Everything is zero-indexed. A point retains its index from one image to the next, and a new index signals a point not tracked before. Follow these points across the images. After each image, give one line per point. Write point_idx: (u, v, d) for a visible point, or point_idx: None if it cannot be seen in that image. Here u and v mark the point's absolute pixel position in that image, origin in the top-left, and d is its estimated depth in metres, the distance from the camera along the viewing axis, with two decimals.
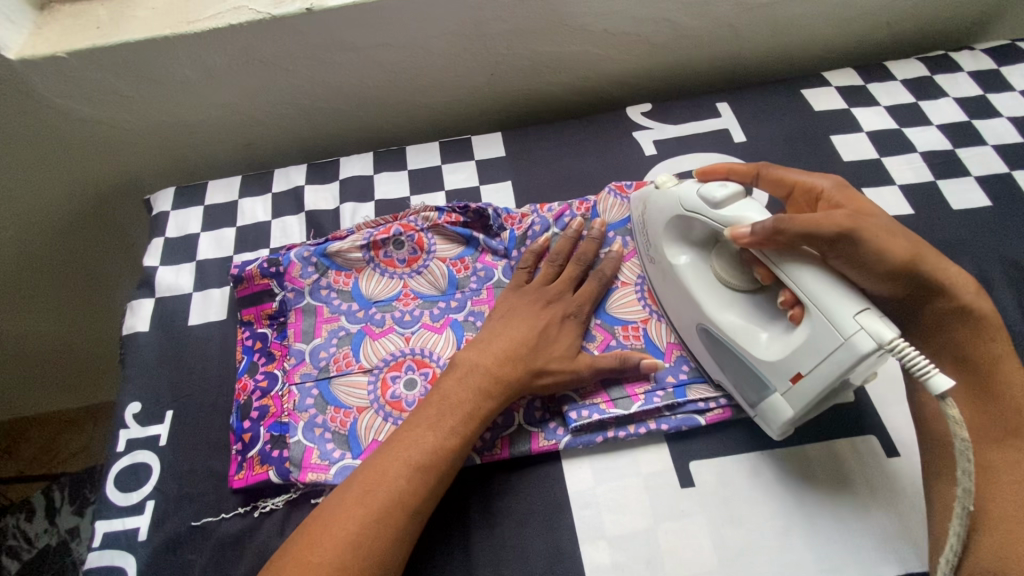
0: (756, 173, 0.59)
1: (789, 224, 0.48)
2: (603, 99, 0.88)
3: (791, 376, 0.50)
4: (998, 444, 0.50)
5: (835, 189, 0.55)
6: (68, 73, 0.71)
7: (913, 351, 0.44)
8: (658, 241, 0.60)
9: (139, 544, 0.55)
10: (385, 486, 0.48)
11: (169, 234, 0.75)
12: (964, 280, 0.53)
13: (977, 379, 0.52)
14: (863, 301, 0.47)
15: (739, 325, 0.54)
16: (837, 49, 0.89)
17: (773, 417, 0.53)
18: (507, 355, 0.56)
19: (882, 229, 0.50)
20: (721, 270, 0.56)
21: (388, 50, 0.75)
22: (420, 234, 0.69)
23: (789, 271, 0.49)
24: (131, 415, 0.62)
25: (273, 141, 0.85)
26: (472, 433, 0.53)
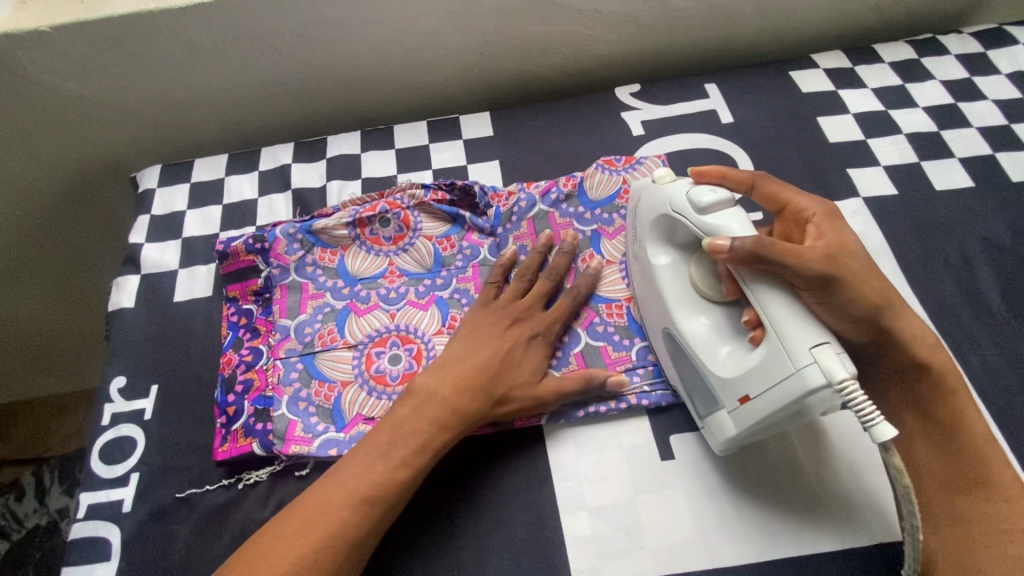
0: (752, 182, 0.55)
1: (767, 249, 0.46)
2: (592, 80, 0.88)
3: (738, 398, 0.49)
4: (962, 495, 0.49)
5: (824, 218, 0.52)
6: (51, 48, 0.71)
7: (858, 393, 0.43)
8: (643, 236, 0.59)
9: (123, 515, 0.55)
10: (327, 516, 0.47)
11: (154, 211, 0.74)
12: (924, 331, 0.52)
13: (938, 431, 0.50)
14: (826, 335, 0.45)
15: (702, 335, 0.53)
16: (826, 31, 0.88)
17: (718, 432, 0.52)
18: (472, 372, 0.55)
19: (852, 273, 0.48)
20: (696, 279, 0.55)
21: (374, 28, 0.74)
22: (406, 212, 0.69)
23: (758, 293, 0.48)
24: (116, 390, 0.62)
25: (260, 121, 0.85)
26: (424, 466, 0.51)
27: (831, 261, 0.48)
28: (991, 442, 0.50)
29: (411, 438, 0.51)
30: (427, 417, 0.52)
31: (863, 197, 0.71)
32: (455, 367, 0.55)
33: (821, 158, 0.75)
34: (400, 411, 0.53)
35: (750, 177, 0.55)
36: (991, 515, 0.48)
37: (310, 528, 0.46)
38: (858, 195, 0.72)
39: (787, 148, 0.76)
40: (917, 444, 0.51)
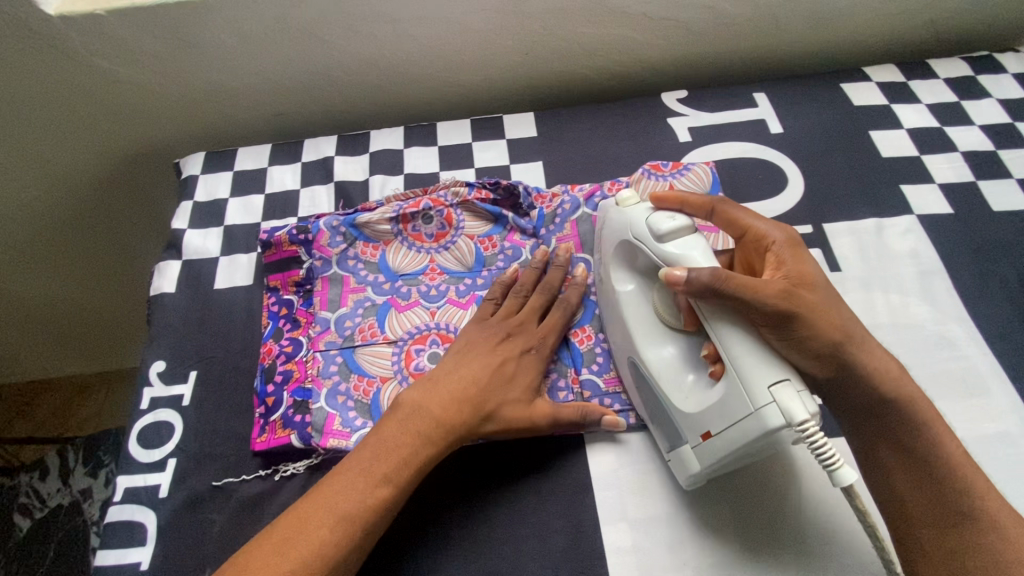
0: (711, 208, 0.54)
1: (724, 282, 0.45)
2: (636, 85, 0.87)
3: (701, 433, 0.48)
4: (953, 528, 0.45)
5: (784, 246, 0.51)
6: (104, 31, 0.71)
7: (819, 433, 0.42)
8: (608, 263, 0.58)
9: (160, 501, 0.55)
10: (308, 536, 0.45)
11: (197, 198, 0.75)
12: (886, 364, 0.49)
13: (914, 464, 0.47)
14: (786, 372, 0.44)
15: (666, 365, 0.52)
16: (878, 45, 0.87)
17: (681, 467, 0.51)
18: (460, 388, 0.53)
19: (810, 306, 0.46)
20: (659, 309, 0.54)
21: (424, 24, 0.74)
22: (449, 209, 0.68)
23: (718, 330, 0.46)
24: (156, 373, 0.62)
25: (303, 112, 0.85)
26: (407, 484, 0.49)
27: (787, 293, 0.46)
28: (974, 470, 0.47)
29: (396, 452, 0.49)
30: (413, 432, 0.50)
31: (917, 215, 0.69)
32: (445, 380, 0.53)
33: (873, 173, 0.73)
34: (387, 424, 0.51)
35: (709, 202, 0.54)
36: (988, 549, 0.44)
37: (291, 547, 0.45)
38: (912, 212, 0.70)
39: (838, 161, 0.74)
40: (898, 480, 0.47)
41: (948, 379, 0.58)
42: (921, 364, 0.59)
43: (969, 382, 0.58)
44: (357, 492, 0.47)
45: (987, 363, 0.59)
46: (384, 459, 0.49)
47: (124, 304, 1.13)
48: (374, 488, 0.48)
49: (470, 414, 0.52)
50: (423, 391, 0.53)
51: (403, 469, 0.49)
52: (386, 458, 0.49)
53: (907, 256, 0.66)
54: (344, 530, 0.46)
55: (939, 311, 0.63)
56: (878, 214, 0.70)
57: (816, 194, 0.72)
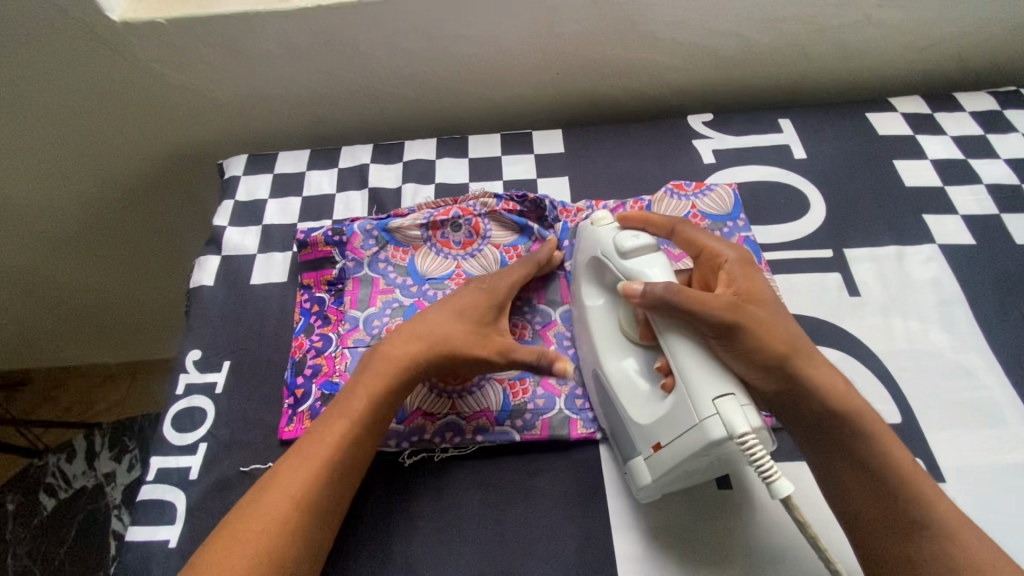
0: (671, 228, 0.57)
1: (677, 295, 0.47)
2: (663, 107, 0.90)
3: (652, 444, 0.50)
4: (909, 538, 0.46)
5: (736, 264, 0.54)
6: (162, 37, 0.76)
7: (759, 446, 0.43)
8: (578, 279, 0.61)
9: (190, 482, 0.57)
10: (284, 483, 0.47)
11: (238, 197, 0.78)
12: (832, 378, 0.50)
13: (867, 476, 0.48)
14: (732, 386, 0.45)
15: (626, 377, 0.54)
16: (906, 76, 0.88)
17: (635, 478, 0.52)
18: (418, 328, 0.55)
19: (757, 320, 0.48)
20: (624, 324, 0.55)
21: (462, 41, 0.77)
22: (478, 218, 0.70)
23: (670, 342, 0.48)
24: (192, 361, 0.65)
25: (341, 121, 0.89)
26: (365, 420, 0.51)
27: (734, 305, 0.48)
28: (926, 481, 0.48)
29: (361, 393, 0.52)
30: (372, 371, 0.53)
31: (939, 244, 0.70)
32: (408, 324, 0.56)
33: (895, 201, 0.74)
34: (356, 374, 0.54)
35: (670, 223, 0.57)
36: (942, 557, 0.45)
37: (270, 492, 0.47)
38: (934, 242, 0.70)
39: (860, 188, 0.75)
40: (856, 493, 0.48)
41: (965, 408, 0.59)
42: (938, 391, 0.59)
43: (986, 412, 0.58)
44: (325, 438, 0.50)
45: (1005, 395, 0.59)
46: (348, 404, 0.51)
47: (165, 293, 1.21)
48: (340, 425, 0.50)
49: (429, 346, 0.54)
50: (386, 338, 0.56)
51: (364, 412, 0.51)
52: (350, 402, 0.51)
53: (927, 284, 0.67)
54: (310, 468, 0.48)
55: (958, 340, 0.63)
56: (899, 242, 0.70)
57: (838, 219, 0.73)
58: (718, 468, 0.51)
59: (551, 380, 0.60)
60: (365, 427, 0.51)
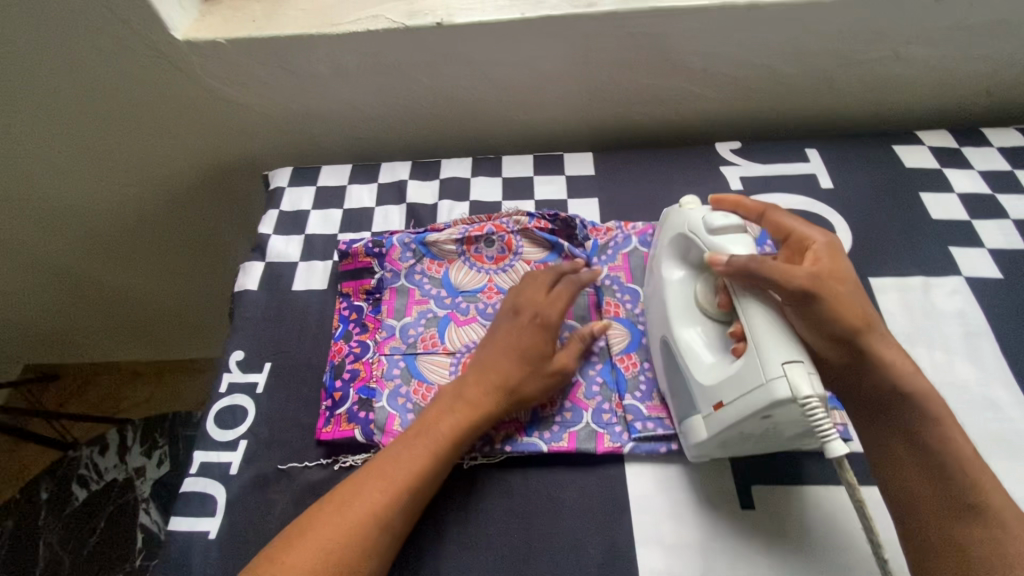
0: (761, 212, 0.59)
1: (762, 267, 0.51)
2: (691, 133, 0.92)
3: (714, 403, 0.51)
4: (961, 521, 0.48)
5: (824, 247, 0.55)
6: (220, 56, 0.80)
7: (821, 412, 0.45)
8: (662, 253, 0.63)
9: (230, 477, 0.60)
10: (363, 503, 0.49)
11: (283, 207, 0.82)
12: (898, 357, 0.53)
13: (924, 454, 0.51)
14: (800, 354, 0.47)
15: (691, 345, 0.56)
16: (933, 110, 0.89)
17: (692, 435, 0.54)
18: (490, 371, 0.57)
19: (840, 297, 0.52)
20: (700, 294, 0.57)
21: (501, 67, 0.81)
22: (510, 235, 0.73)
23: (745, 306, 0.51)
24: (235, 361, 0.68)
25: (381, 137, 0.93)
26: (445, 454, 0.53)
27: (817, 281, 0.51)
28: (979, 465, 0.50)
29: (436, 427, 0.54)
30: (451, 413, 0.55)
31: (965, 276, 0.71)
32: (477, 369, 0.57)
33: (921, 233, 0.75)
34: (433, 411, 0.55)
35: (761, 207, 0.59)
36: (992, 541, 0.47)
37: (348, 510, 0.48)
38: (959, 274, 0.71)
39: (886, 219, 0.77)
40: (910, 470, 0.51)
41: (990, 441, 0.59)
42: (963, 422, 0.60)
43: (1012, 445, 0.59)
44: (404, 463, 0.52)
45: None
46: (427, 434, 0.53)
47: (202, 293, 1.28)
48: (423, 456, 0.52)
49: (499, 390, 0.56)
50: (459, 381, 0.57)
51: (444, 442, 0.53)
52: (428, 434, 0.53)
53: (953, 316, 0.67)
54: (391, 494, 0.50)
55: (983, 372, 0.63)
56: (925, 273, 0.71)
57: (863, 248, 0.74)
58: (770, 438, 0.53)
59: (579, 394, 0.62)
60: (442, 455, 0.53)
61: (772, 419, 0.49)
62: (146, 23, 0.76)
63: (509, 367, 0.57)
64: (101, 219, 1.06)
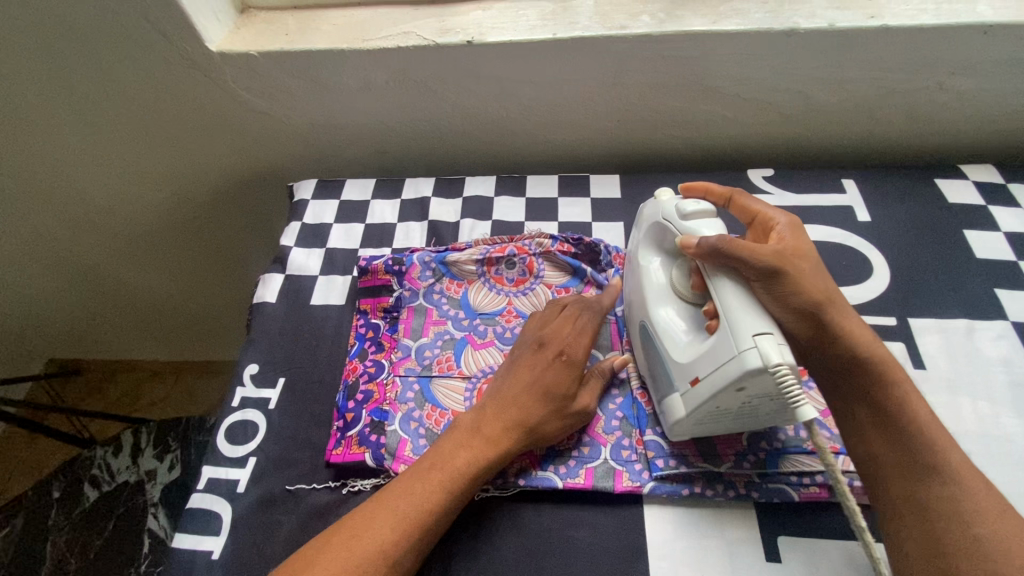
0: (728, 198, 0.60)
1: (729, 245, 0.49)
2: (722, 159, 0.90)
3: (690, 379, 0.51)
4: (919, 480, 0.46)
5: (787, 227, 0.55)
6: (250, 68, 0.81)
7: (792, 381, 0.44)
8: (639, 242, 0.63)
9: (237, 495, 0.59)
10: (374, 536, 0.47)
11: (305, 220, 0.82)
12: (859, 328, 0.52)
13: (887, 424, 0.49)
14: (771, 326, 0.46)
15: (667, 327, 0.56)
16: (979, 143, 0.86)
17: (670, 414, 0.54)
18: (509, 406, 0.55)
19: (800, 268, 0.51)
20: (676, 279, 0.58)
21: (530, 86, 0.80)
22: (532, 258, 0.72)
23: (717, 285, 0.50)
24: (249, 375, 0.67)
25: (406, 152, 0.93)
26: (460, 492, 0.51)
27: (777, 255, 0.50)
28: (943, 433, 0.48)
29: (452, 462, 0.52)
30: (467, 448, 0.52)
31: (1013, 321, 0.66)
32: (496, 401, 0.56)
33: (964, 273, 0.71)
34: (447, 442, 0.53)
35: (728, 193, 0.60)
36: (949, 500, 0.45)
37: (358, 543, 0.47)
38: (1007, 318, 0.67)
39: (926, 257, 0.73)
40: (873, 436, 0.49)
41: None
42: (1010, 480, 0.56)
43: None
44: (416, 498, 0.49)
45: None
46: (441, 468, 0.51)
47: (223, 298, 1.29)
48: (436, 490, 0.50)
49: (518, 426, 0.54)
50: (477, 413, 0.55)
51: (459, 478, 0.51)
52: (442, 467, 0.51)
53: (999, 364, 0.63)
54: (404, 530, 0.48)
55: None
56: (968, 315, 0.68)
57: (902, 287, 0.71)
58: (747, 414, 0.52)
59: (598, 428, 0.60)
60: (458, 492, 0.51)
61: (746, 393, 0.48)
62: (181, 34, 0.77)
63: (531, 403, 0.55)
64: (129, 222, 1.07)
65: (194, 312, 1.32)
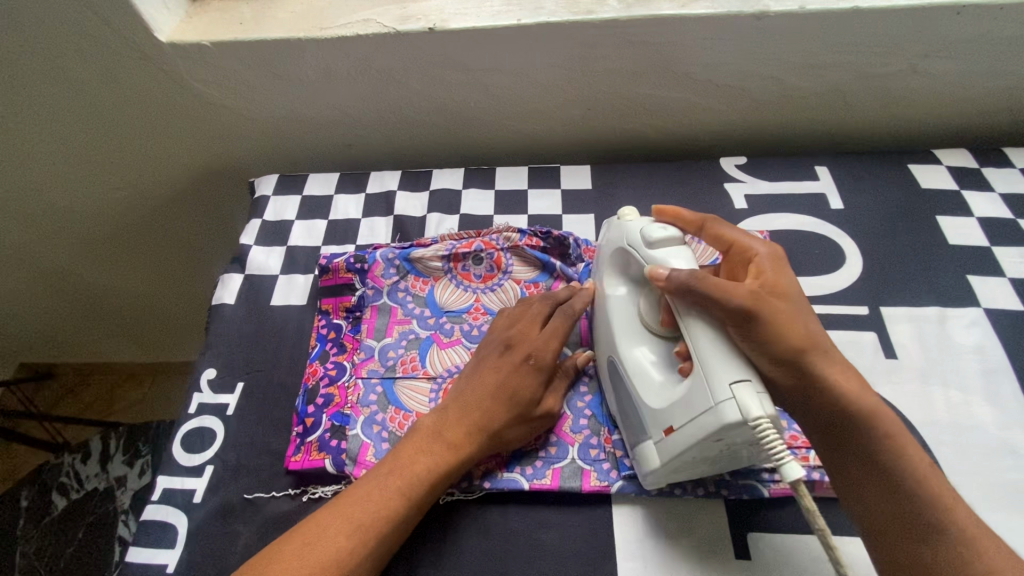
0: (700, 225, 0.57)
1: (699, 282, 0.47)
2: (695, 146, 0.88)
3: (664, 429, 0.49)
4: (917, 542, 0.45)
5: (767, 259, 0.52)
6: (204, 59, 0.77)
7: (773, 432, 0.42)
8: (604, 268, 0.61)
9: (193, 506, 0.57)
10: (326, 543, 0.46)
11: (266, 217, 0.79)
12: (842, 375, 0.48)
13: (878, 474, 0.47)
14: (748, 373, 0.44)
15: (640, 364, 0.53)
16: (953, 127, 0.85)
17: (644, 464, 0.52)
18: (471, 411, 0.54)
19: (778, 311, 0.47)
20: (643, 311, 0.55)
21: (496, 74, 0.77)
22: (500, 253, 0.70)
23: (690, 327, 0.48)
24: (207, 380, 0.65)
25: (372, 145, 0.90)
26: (417, 498, 0.50)
27: (752, 295, 0.47)
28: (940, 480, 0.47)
29: (411, 467, 0.51)
30: (426, 451, 0.52)
31: (984, 308, 0.66)
32: (457, 404, 0.54)
33: (937, 260, 0.70)
34: (405, 445, 0.53)
35: (700, 220, 0.57)
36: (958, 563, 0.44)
37: (311, 553, 0.46)
38: (978, 305, 0.66)
39: (898, 244, 0.72)
40: (861, 492, 0.47)
41: (1010, 492, 0.54)
42: (978, 471, 0.55)
43: None
44: (373, 502, 0.49)
45: None
46: (400, 474, 0.50)
47: (193, 298, 1.26)
48: (391, 498, 0.49)
49: (478, 433, 0.53)
50: (439, 416, 0.54)
51: (418, 484, 0.50)
52: (401, 473, 0.50)
53: (970, 351, 0.63)
54: (359, 537, 0.47)
55: (1003, 414, 0.58)
56: (940, 303, 0.67)
57: (874, 275, 0.70)
58: (728, 465, 0.49)
59: (565, 427, 0.58)
60: (417, 497, 0.50)
61: (724, 445, 0.46)
62: (128, 25, 0.74)
63: (494, 408, 0.54)
64: (88, 222, 1.03)
65: (164, 312, 1.28)
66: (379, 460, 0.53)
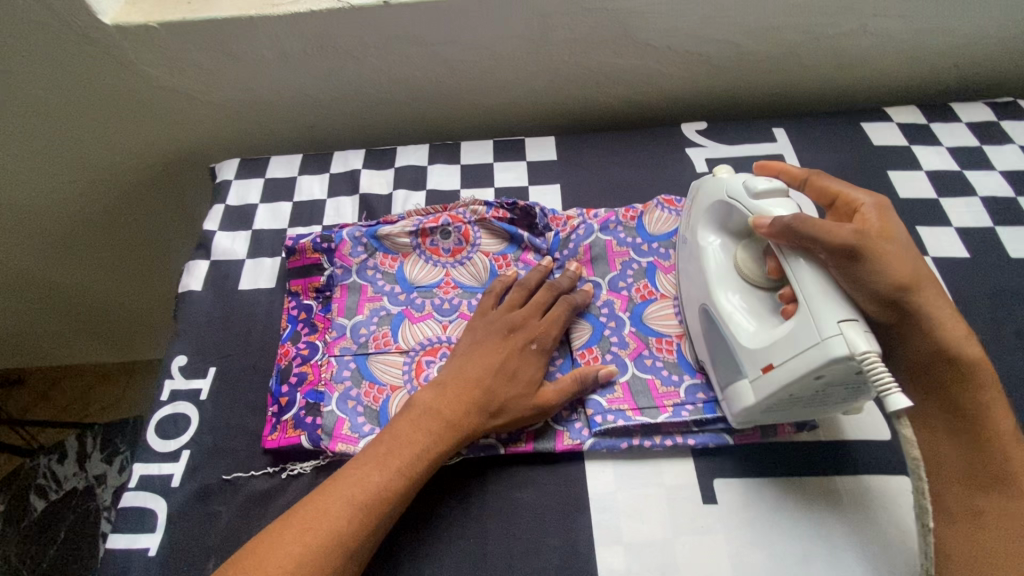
0: (805, 178, 0.57)
1: (802, 225, 0.48)
2: (657, 114, 0.90)
3: (763, 366, 0.50)
4: (982, 490, 0.47)
5: (874, 207, 0.51)
6: (153, 42, 0.75)
7: (882, 369, 0.44)
8: (696, 221, 0.61)
9: (172, 490, 0.57)
10: (326, 523, 0.47)
11: (228, 202, 0.78)
12: (953, 319, 0.49)
13: (959, 422, 0.49)
14: (854, 313, 0.46)
15: (731, 311, 0.54)
16: (903, 85, 0.87)
17: (737, 402, 0.53)
18: (474, 391, 0.55)
19: (882, 252, 0.48)
20: (741, 262, 0.56)
21: (455, 47, 0.77)
22: (467, 226, 0.70)
23: (794, 268, 0.49)
24: (177, 367, 0.65)
25: (334, 125, 0.89)
26: (418, 477, 0.51)
27: (857, 235, 0.48)
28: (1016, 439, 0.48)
29: (408, 446, 0.52)
30: (424, 429, 0.53)
31: (931, 256, 0.69)
32: (455, 385, 0.55)
33: None
34: (400, 422, 0.53)
35: (805, 173, 0.57)
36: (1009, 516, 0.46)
37: (313, 532, 0.47)
38: (927, 254, 0.69)
39: None
40: (940, 439, 0.49)
41: None
42: None
43: None
44: (371, 482, 0.50)
45: None
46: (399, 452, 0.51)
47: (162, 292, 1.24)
48: (391, 477, 0.50)
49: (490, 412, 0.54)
50: (436, 394, 0.55)
51: (417, 463, 0.51)
52: (398, 451, 0.51)
53: None
54: (360, 515, 0.48)
55: None
56: None
57: None
58: (820, 402, 0.51)
59: None
60: (417, 477, 0.51)
61: (822, 382, 0.47)
62: (70, 8, 0.71)
63: (497, 388, 0.55)
64: (43, 217, 1.00)
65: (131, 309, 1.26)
66: (373, 437, 0.54)
